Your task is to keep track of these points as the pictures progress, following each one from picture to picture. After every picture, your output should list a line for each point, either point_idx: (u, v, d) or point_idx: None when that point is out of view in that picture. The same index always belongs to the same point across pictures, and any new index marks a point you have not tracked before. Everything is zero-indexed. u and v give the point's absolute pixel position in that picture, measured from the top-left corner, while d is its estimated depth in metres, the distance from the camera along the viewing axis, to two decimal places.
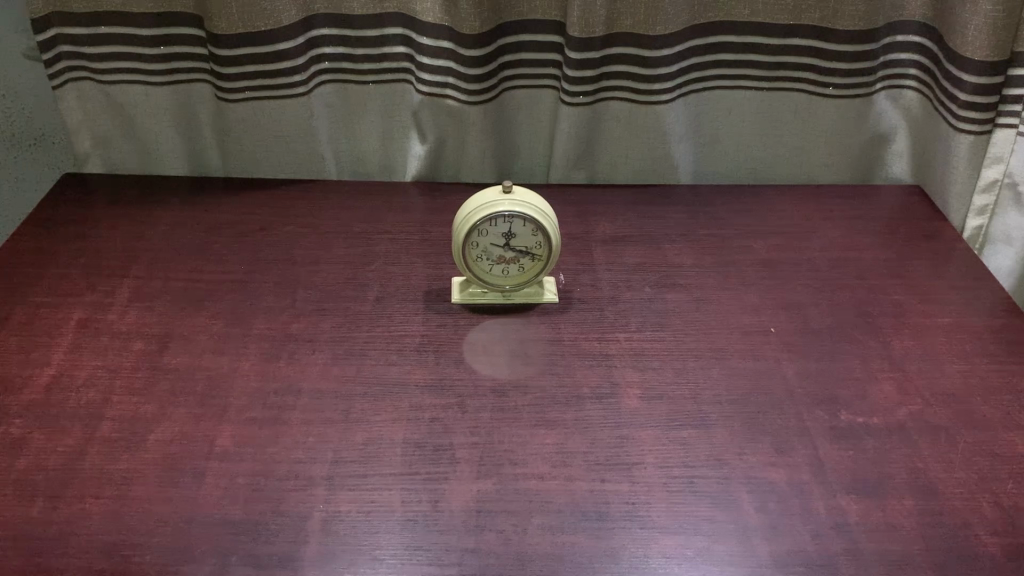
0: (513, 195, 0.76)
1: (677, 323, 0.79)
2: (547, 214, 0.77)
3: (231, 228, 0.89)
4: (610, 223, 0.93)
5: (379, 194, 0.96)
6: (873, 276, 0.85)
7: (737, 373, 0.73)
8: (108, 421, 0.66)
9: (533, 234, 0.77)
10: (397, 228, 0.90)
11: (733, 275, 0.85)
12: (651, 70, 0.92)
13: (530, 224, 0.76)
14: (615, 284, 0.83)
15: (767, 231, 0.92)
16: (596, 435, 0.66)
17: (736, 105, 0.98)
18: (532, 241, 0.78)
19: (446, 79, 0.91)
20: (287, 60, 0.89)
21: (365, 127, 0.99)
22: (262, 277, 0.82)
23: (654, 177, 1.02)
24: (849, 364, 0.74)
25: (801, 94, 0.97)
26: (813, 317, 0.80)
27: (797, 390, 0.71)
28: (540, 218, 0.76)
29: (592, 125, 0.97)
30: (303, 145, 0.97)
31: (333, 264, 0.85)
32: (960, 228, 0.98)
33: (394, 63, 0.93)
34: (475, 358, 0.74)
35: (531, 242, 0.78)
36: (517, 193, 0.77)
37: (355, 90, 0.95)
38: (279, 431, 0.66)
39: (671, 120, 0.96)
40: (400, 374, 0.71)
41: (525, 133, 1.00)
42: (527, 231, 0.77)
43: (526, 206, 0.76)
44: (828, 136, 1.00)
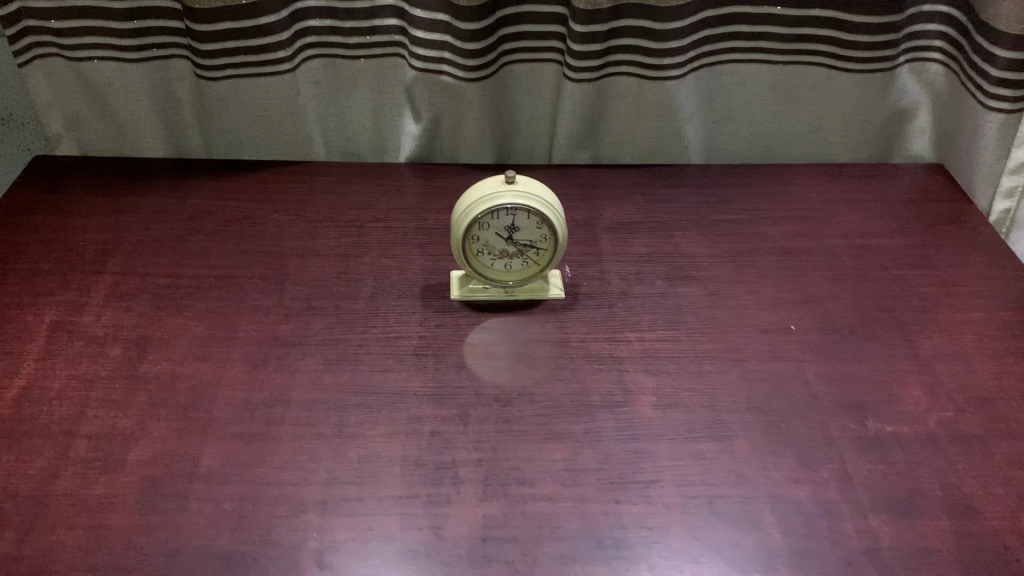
0: (517, 185, 0.71)
1: (691, 320, 0.74)
2: (553, 206, 0.72)
3: (214, 217, 0.84)
4: (617, 208, 0.88)
5: (372, 178, 0.91)
6: (897, 266, 0.81)
7: (756, 377, 0.68)
8: (82, 439, 0.61)
9: (538, 227, 0.72)
10: (392, 216, 0.85)
11: (749, 265, 0.80)
12: (662, 43, 0.86)
13: (535, 217, 0.71)
14: (624, 276, 0.79)
15: (783, 217, 0.87)
16: (609, 449, 0.62)
17: (749, 81, 0.92)
18: (537, 234, 0.73)
19: (442, 54, 0.86)
20: (271, 35, 0.83)
21: (355, 104, 0.93)
22: (248, 272, 0.77)
23: (662, 157, 0.96)
24: (875, 365, 0.70)
25: (821, 68, 0.91)
26: (835, 312, 0.75)
27: (821, 395, 0.67)
28: (545, 210, 0.71)
29: (597, 103, 0.91)
30: (290, 125, 0.91)
31: (324, 257, 0.79)
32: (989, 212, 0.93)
33: (386, 36, 0.87)
34: (479, 361, 0.69)
35: (536, 235, 0.73)
36: (520, 182, 0.71)
37: (344, 66, 0.89)
38: (268, 448, 0.61)
39: (682, 96, 0.90)
40: (397, 381, 0.67)
41: (525, 111, 0.94)
42: (532, 223, 0.72)
43: (531, 197, 0.71)
44: (846, 112, 0.94)
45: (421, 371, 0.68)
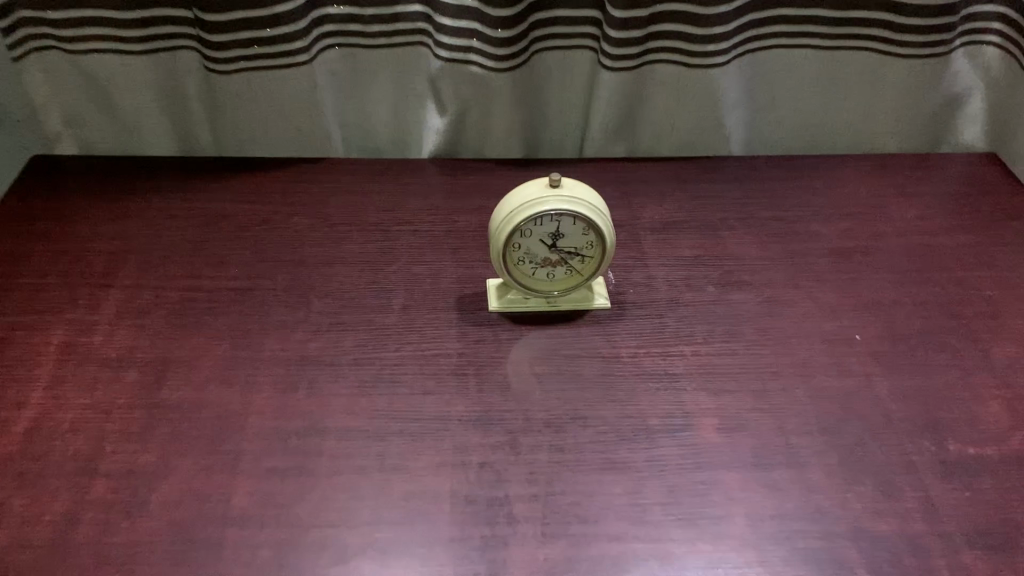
0: (562, 189, 0.66)
1: (748, 331, 0.69)
2: (602, 211, 0.67)
3: (230, 222, 0.78)
4: (658, 206, 0.82)
5: (395, 175, 0.85)
6: (961, 266, 0.76)
7: (824, 395, 0.64)
8: (101, 479, 0.56)
9: (585, 233, 0.67)
10: (419, 218, 0.80)
11: (803, 268, 0.75)
12: (706, 29, 0.80)
13: (581, 223, 0.66)
14: (672, 283, 0.74)
15: (834, 214, 0.82)
16: (674, 480, 0.57)
17: (796, 69, 0.86)
18: (583, 242, 0.67)
19: (471, 43, 0.80)
20: (286, 24, 0.77)
21: (374, 97, 0.87)
22: (269, 284, 0.72)
23: (700, 150, 0.91)
24: (949, 379, 0.65)
25: (872, 53, 0.85)
26: (900, 320, 0.70)
27: (896, 414, 0.62)
28: (593, 215, 0.66)
29: (634, 93, 0.86)
30: (306, 120, 0.85)
31: (349, 265, 0.74)
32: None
33: (408, 24, 0.80)
34: (525, 381, 0.64)
35: (582, 242, 0.67)
36: (565, 186, 0.66)
37: (363, 57, 0.83)
38: (305, 484, 0.56)
39: (725, 85, 0.85)
40: (439, 404, 0.62)
41: (556, 103, 0.88)
42: (578, 230, 0.67)
43: (577, 202, 0.65)
44: (896, 100, 0.89)
45: (464, 393, 0.63)
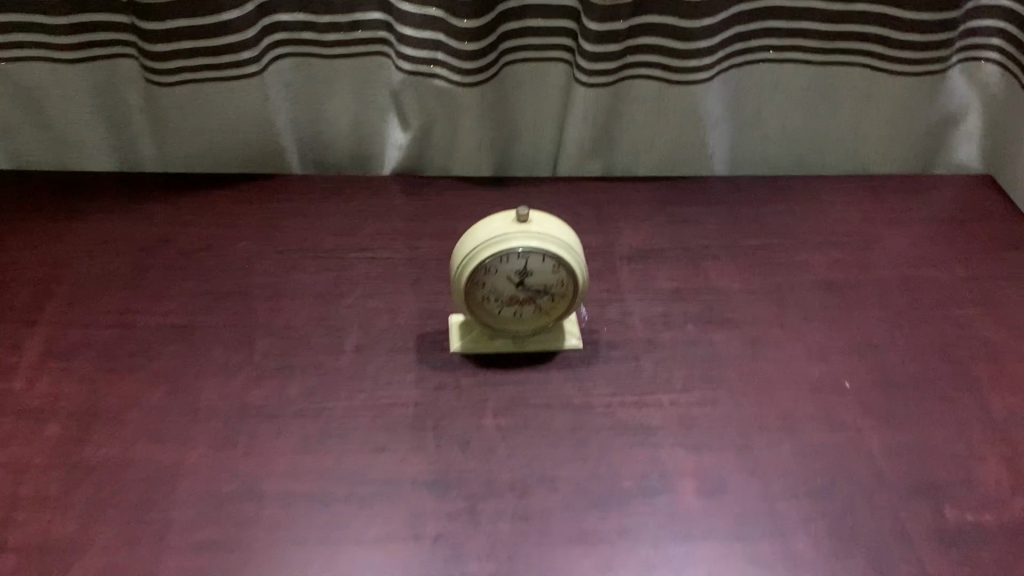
0: (530, 223, 0.60)
1: (730, 377, 0.64)
2: (573, 247, 0.61)
3: (172, 248, 0.72)
4: (635, 232, 0.77)
5: (353, 195, 0.79)
6: (957, 303, 0.71)
7: (811, 452, 0.59)
8: (11, 555, 0.50)
9: (555, 270, 0.61)
10: (378, 244, 0.74)
11: (790, 304, 0.70)
12: (688, 43, 0.75)
13: (551, 259, 0.60)
14: (650, 320, 0.68)
15: (822, 241, 0.77)
16: (647, 555, 0.52)
17: (783, 84, 0.81)
18: (554, 279, 0.61)
19: (435, 55, 0.74)
20: (234, 33, 0.71)
21: (332, 110, 0.80)
22: (211, 321, 0.66)
23: (682, 169, 0.85)
24: (946, 433, 0.61)
25: (865, 69, 0.80)
26: (893, 364, 0.65)
27: (888, 474, 0.58)
28: (563, 252, 0.60)
29: (612, 109, 0.80)
30: (258, 135, 0.79)
31: (300, 298, 0.68)
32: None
33: (368, 33, 0.74)
34: (487, 436, 0.58)
35: (553, 279, 0.62)
36: (534, 220, 0.61)
37: (319, 67, 0.77)
38: (238, 561, 0.51)
39: (708, 102, 0.79)
40: (392, 465, 0.56)
41: (529, 118, 0.82)
42: (548, 267, 0.61)
43: (545, 238, 0.60)
44: (888, 118, 0.84)
45: (420, 450, 0.57)
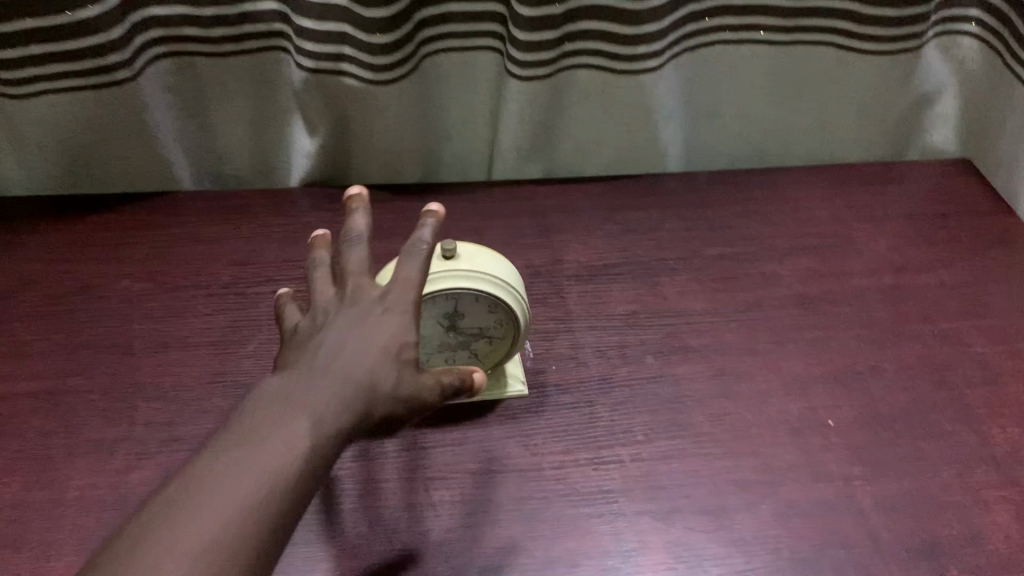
0: (458, 259, 0.51)
1: (698, 420, 0.56)
2: (512, 285, 0.52)
3: (38, 291, 0.61)
4: (583, 245, 0.68)
5: (256, 214, 0.68)
6: (945, 315, 0.63)
7: (794, 512, 0.51)
8: None
9: (491, 311, 0.52)
10: (284, 274, 0.63)
11: (760, 325, 0.62)
12: (636, 28, 0.65)
13: (485, 299, 0.51)
14: (604, 354, 0.59)
15: (791, 247, 0.68)
16: None
17: (740, 68, 0.72)
18: (491, 321, 0.52)
19: (341, 49, 0.63)
20: (96, 33, 0.59)
21: (228, 115, 0.70)
22: (84, 385, 0.55)
23: (631, 167, 0.77)
24: (944, 479, 0.53)
25: (831, 49, 0.71)
26: (879, 395, 0.58)
27: (883, 535, 0.50)
28: (498, 289, 0.51)
29: (550, 103, 0.70)
30: (141, 147, 0.69)
31: (192, 349, 0.58)
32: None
33: (262, 26, 0.63)
34: (418, 517, 0.49)
35: (489, 322, 0.52)
36: (461, 254, 0.51)
37: (207, 68, 0.66)
38: None
39: (658, 93, 0.70)
40: (303, 565, 0.47)
41: (457, 115, 0.72)
42: (482, 308, 0.52)
43: (476, 274, 0.50)
44: (855, 102, 0.75)
45: (337, 543, 0.48)
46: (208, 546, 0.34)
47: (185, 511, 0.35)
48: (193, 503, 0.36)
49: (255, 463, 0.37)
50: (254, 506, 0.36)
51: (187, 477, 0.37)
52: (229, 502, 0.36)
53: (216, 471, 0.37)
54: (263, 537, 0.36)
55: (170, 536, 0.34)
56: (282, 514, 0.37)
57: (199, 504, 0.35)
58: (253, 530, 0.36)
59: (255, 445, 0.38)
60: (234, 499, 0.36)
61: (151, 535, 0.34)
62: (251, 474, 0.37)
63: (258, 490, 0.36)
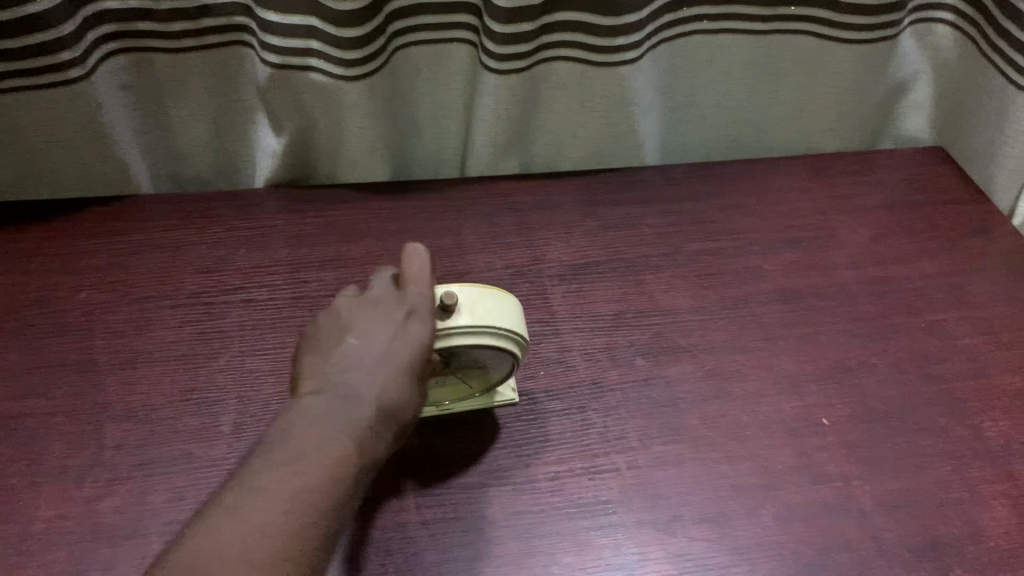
0: (461, 312, 0.46)
1: (693, 423, 0.54)
2: (516, 334, 0.48)
3: None
4: (564, 242, 0.66)
5: (221, 217, 0.65)
6: (932, 306, 0.63)
7: (796, 515, 0.50)
8: None
9: (488, 354, 0.49)
10: (254, 281, 0.60)
11: (748, 321, 0.61)
12: (615, 19, 0.63)
13: (483, 349, 0.48)
14: (593, 357, 0.58)
15: (775, 239, 0.67)
16: None
17: (718, 58, 0.70)
18: (486, 358, 0.50)
19: (309, 43, 0.60)
20: (45, 29, 0.55)
21: (188, 113, 0.66)
22: (45, 408, 0.52)
23: (607, 160, 0.75)
24: (942, 476, 0.52)
25: (808, 37, 0.70)
26: (872, 390, 0.57)
27: (885, 535, 0.49)
28: (499, 338, 0.47)
29: (525, 97, 0.68)
30: (95, 149, 0.65)
31: (161, 364, 0.55)
32: (1012, 215, 0.73)
33: (223, 19, 0.60)
34: (412, 537, 0.47)
35: (484, 358, 0.50)
36: (463, 304, 0.47)
37: (165, 64, 0.62)
38: None
39: (636, 85, 0.68)
40: None
41: (429, 109, 0.70)
42: (478, 353, 0.48)
43: (479, 330, 0.46)
44: (832, 91, 0.75)
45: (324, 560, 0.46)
46: (284, 549, 0.36)
47: (251, 519, 0.36)
48: (258, 507, 0.36)
49: (314, 473, 0.38)
50: (317, 515, 0.37)
51: (245, 488, 0.37)
52: (296, 509, 0.37)
53: (276, 482, 0.37)
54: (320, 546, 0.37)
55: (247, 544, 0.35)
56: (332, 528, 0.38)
57: (265, 513, 0.36)
58: (316, 540, 0.37)
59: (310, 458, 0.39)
60: (299, 506, 0.37)
61: (223, 539, 0.35)
62: (311, 485, 0.38)
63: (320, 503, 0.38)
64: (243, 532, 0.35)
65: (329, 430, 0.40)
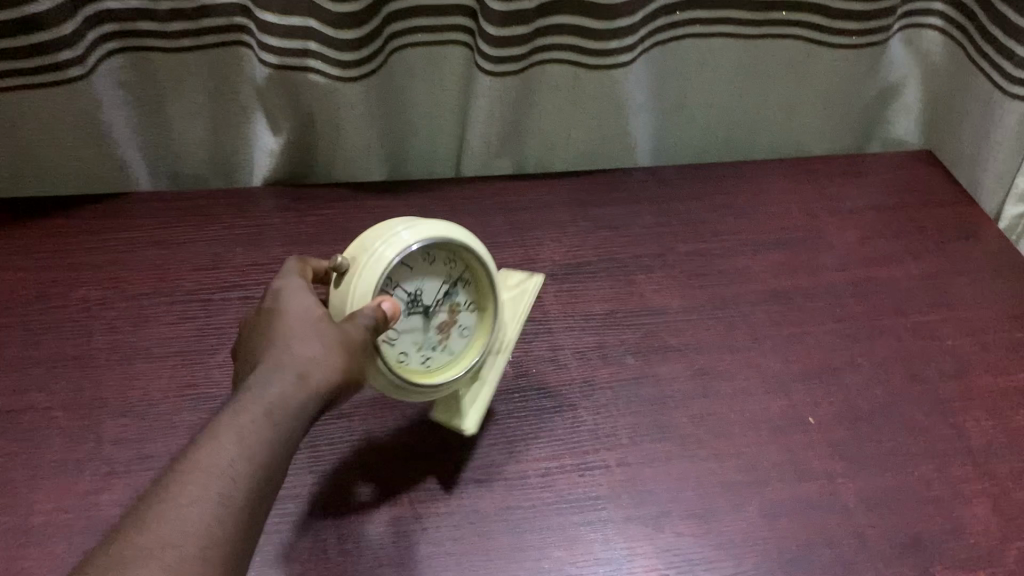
0: (352, 253, 0.47)
1: (681, 421, 0.55)
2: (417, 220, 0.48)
3: None
4: (557, 241, 0.67)
5: (218, 215, 0.66)
6: (917, 307, 0.64)
7: (781, 511, 0.51)
8: None
9: (428, 257, 0.48)
10: (251, 279, 0.61)
11: (736, 321, 0.62)
12: (609, 23, 0.64)
13: (416, 253, 0.47)
14: (584, 356, 0.59)
15: (764, 241, 0.68)
16: None
17: (710, 61, 0.71)
18: (439, 268, 0.49)
19: (307, 44, 0.60)
20: (46, 28, 0.56)
21: (185, 112, 0.67)
22: (43, 403, 0.53)
23: (600, 161, 0.76)
24: (925, 473, 0.54)
25: (799, 42, 0.71)
26: (857, 390, 0.58)
27: (868, 532, 0.50)
28: (408, 228, 0.47)
29: (520, 99, 0.69)
30: (93, 147, 0.66)
31: (159, 360, 0.56)
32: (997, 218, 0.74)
33: (221, 19, 0.61)
34: (409, 532, 0.48)
35: (440, 270, 0.49)
36: (350, 250, 0.47)
37: (163, 63, 0.63)
38: None
39: (629, 88, 0.69)
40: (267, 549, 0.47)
41: (424, 110, 0.70)
42: (422, 262, 0.48)
43: (380, 238, 0.46)
44: (822, 94, 0.76)
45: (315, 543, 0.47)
46: (208, 551, 0.33)
47: (175, 519, 0.33)
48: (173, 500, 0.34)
49: (240, 453, 0.36)
50: (243, 511, 0.35)
51: (168, 481, 0.35)
52: (220, 506, 0.34)
53: (201, 473, 0.35)
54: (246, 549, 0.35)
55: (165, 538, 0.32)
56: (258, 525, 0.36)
57: (188, 513, 0.33)
58: (240, 540, 0.34)
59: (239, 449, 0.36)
60: (225, 506, 0.34)
61: (143, 541, 0.32)
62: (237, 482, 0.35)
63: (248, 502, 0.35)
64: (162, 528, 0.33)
65: (262, 418, 0.37)
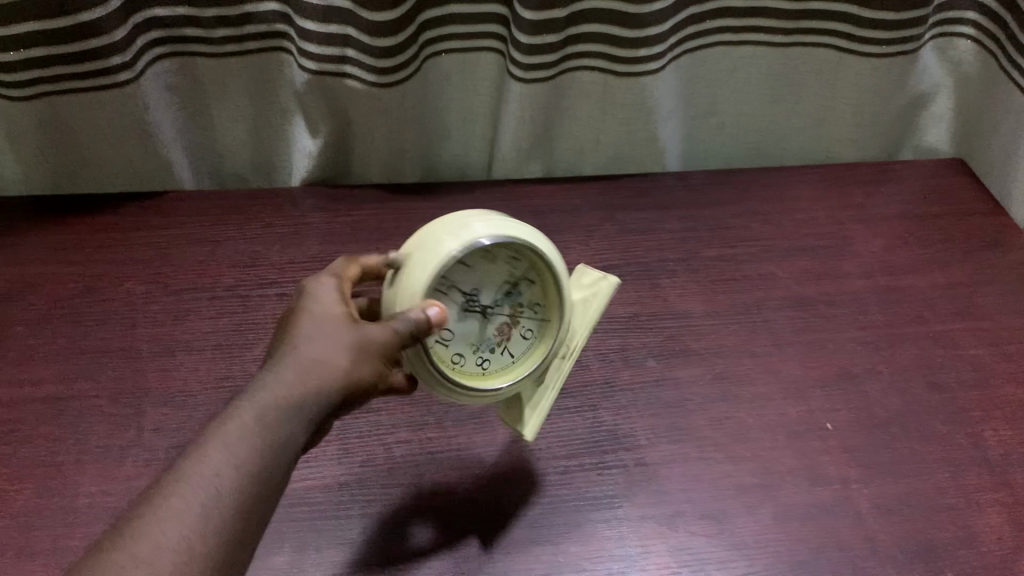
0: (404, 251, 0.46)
1: (699, 424, 0.57)
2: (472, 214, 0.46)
3: (42, 293, 0.61)
4: (584, 244, 0.68)
5: (258, 213, 0.68)
6: (941, 316, 0.64)
7: (794, 514, 0.52)
8: None
9: (485, 253, 0.47)
10: (287, 276, 0.64)
11: (758, 327, 0.63)
12: (639, 31, 0.65)
13: (472, 253, 0.46)
14: (606, 358, 0.60)
15: (790, 247, 0.69)
16: None
17: (739, 68, 0.72)
18: (498, 266, 0.48)
19: (345, 51, 0.62)
20: (98, 35, 0.59)
21: (228, 113, 0.70)
22: (89, 391, 0.56)
23: (630, 165, 0.77)
24: (940, 482, 0.54)
25: (829, 50, 0.71)
26: (877, 398, 0.59)
27: (881, 538, 0.51)
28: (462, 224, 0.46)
29: (550, 104, 0.70)
30: (141, 147, 0.69)
31: (198, 353, 0.58)
32: None
33: (264, 26, 0.63)
34: (463, 556, 0.49)
35: (499, 268, 0.48)
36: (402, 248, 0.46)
37: (208, 67, 0.66)
38: None
39: (658, 94, 0.71)
40: (300, 531, 0.49)
41: (457, 113, 0.72)
42: (479, 260, 0.47)
43: (430, 237, 0.45)
44: (852, 102, 0.76)
45: (354, 538, 0.49)
46: (175, 567, 0.34)
47: (152, 536, 0.34)
48: (172, 494, 0.36)
49: (241, 450, 0.37)
50: (217, 524, 0.36)
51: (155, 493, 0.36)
52: (195, 519, 0.35)
53: (183, 486, 0.36)
54: (223, 563, 0.36)
55: (157, 536, 0.34)
56: (242, 535, 0.37)
57: (162, 528, 0.35)
58: (216, 555, 0.35)
59: (222, 465, 0.37)
60: (202, 519, 0.35)
61: (115, 556, 0.34)
62: (216, 502, 0.36)
63: (224, 518, 0.36)
64: (139, 544, 0.34)
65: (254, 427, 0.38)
